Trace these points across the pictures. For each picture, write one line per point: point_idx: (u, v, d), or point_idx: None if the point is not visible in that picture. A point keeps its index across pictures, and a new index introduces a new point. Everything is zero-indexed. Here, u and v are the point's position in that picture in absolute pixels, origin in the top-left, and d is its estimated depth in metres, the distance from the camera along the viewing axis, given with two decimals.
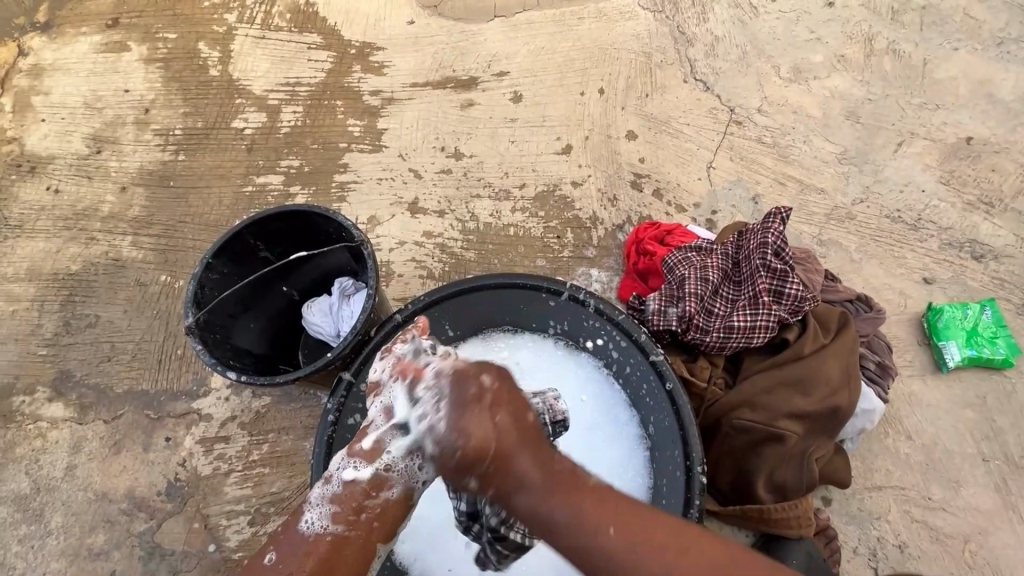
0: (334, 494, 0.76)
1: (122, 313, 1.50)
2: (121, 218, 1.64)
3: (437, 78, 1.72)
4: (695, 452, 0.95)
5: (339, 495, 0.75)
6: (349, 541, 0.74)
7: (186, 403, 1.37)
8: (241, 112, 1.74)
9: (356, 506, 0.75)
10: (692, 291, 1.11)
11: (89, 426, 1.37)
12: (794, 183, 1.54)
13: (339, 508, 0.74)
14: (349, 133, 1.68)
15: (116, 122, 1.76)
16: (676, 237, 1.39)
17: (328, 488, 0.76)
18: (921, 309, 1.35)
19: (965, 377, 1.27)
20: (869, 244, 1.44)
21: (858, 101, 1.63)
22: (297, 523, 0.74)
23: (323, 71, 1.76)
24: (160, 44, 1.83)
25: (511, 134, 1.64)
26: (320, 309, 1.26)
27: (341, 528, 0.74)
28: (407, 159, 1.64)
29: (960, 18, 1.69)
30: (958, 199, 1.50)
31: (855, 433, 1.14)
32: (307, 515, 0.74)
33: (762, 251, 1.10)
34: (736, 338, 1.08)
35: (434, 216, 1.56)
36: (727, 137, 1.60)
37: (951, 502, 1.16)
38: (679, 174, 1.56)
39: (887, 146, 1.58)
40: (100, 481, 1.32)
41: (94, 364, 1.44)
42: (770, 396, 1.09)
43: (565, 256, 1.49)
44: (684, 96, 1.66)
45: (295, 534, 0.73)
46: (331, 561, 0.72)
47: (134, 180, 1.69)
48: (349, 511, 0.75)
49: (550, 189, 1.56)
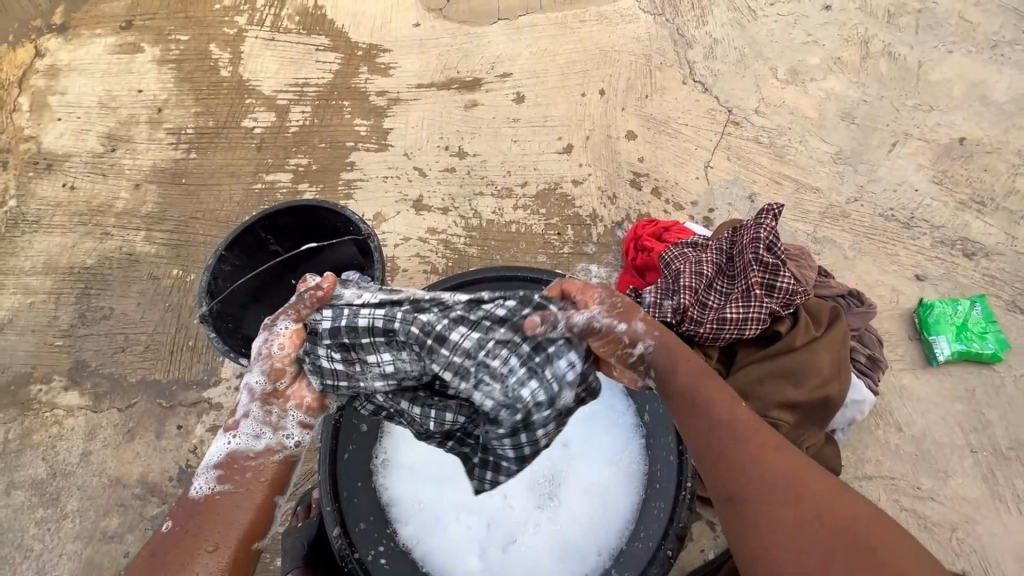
0: (217, 464, 0.78)
1: (135, 305, 1.55)
2: (135, 213, 1.69)
3: (442, 79, 1.76)
4: None
5: (223, 462, 0.78)
6: (239, 495, 0.76)
7: (197, 392, 1.41)
8: (251, 112, 1.79)
9: (242, 468, 0.78)
10: (687, 285, 1.13)
11: (104, 414, 1.42)
12: (789, 182, 1.58)
13: (225, 470, 0.78)
14: (356, 133, 1.73)
15: (129, 121, 1.81)
16: (673, 234, 1.41)
17: (211, 462, 0.79)
18: (912, 305, 1.38)
19: (954, 372, 1.30)
20: (863, 242, 1.48)
21: (853, 102, 1.67)
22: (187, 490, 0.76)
23: (331, 72, 1.80)
24: (173, 45, 1.88)
25: (513, 133, 1.68)
26: None
27: (229, 487, 0.77)
28: (412, 158, 1.68)
29: (955, 21, 1.73)
30: (951, 198, 1.53)
31: (845, 424, 1.18)
32: (194, 483, 0.77)
33: (755, 246, 1.12)
34: (729, 330, 1.10)
35: (438, 213, 1.61)
36: (725, 137, 1.64)
37: (940, 492, 1.19)
38: (677, 173, 1.60)
39: (882, 146, 1.61)
40: (114, 467, 1.36)
41: (108, 354, 1.49)
42: (762, 387, 1.13)
43: (565, 252, 1.53)
44: (683, 97, 1.70)
45: (184, 501, 0.75)
46: (220, 515, 0.74)
47: (147, 177, 1.74)
48: (236, 472, 0.78)
49: (551, 187, 1.61)
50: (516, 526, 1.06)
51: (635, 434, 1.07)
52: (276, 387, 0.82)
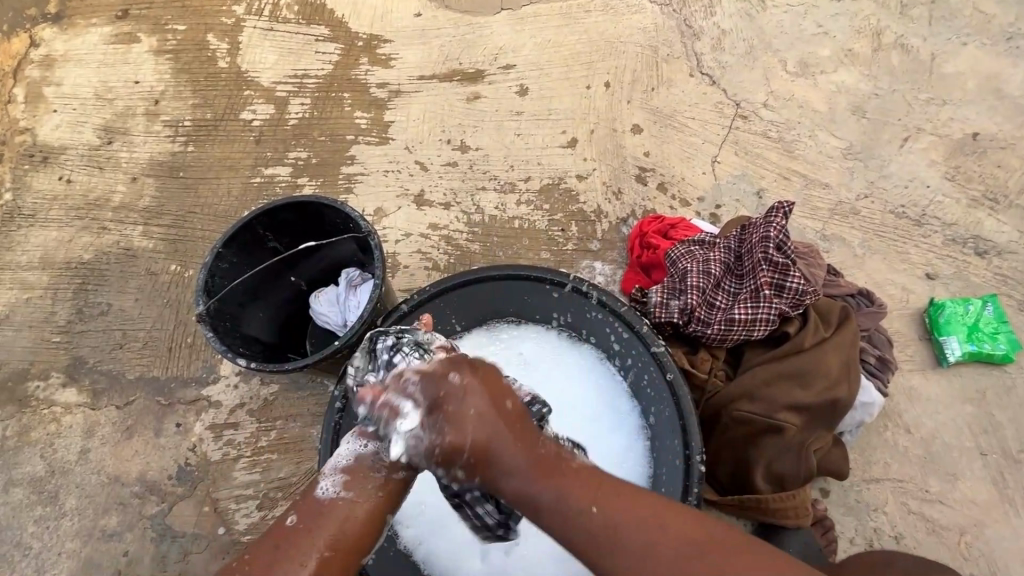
0: (344, 466, 0.79)
1: (133, 301, 1.53)
2: (132, 207, 1.66)
3: (444, 71, 1.73)
4: (694, 442, 0.97)
5: (349, 466, 0.78)
6: (359, 507, 0.75)
7: (196, 390, 1.40)
8: (250, 104, 1.76)
9: (366, 476, 0.78)
10: (694, 284, 1.11)
11: (102, 412, 1.40)
12: (798, 178, 1.55)
13: (350, 476, 0.77)
14: (356, 126, 1.70)
15: (126, 113, 1.78)
16: (679, 231, 1.40)
17: (338, 462, 0.79)
18: (923, 305, 1.36)
19: (965, 372, 1.28)
20: (872, 239, 1.45)
21: (865, 96, 1.63)
22: (313, 492, 0.77)
23: (330, 63, 1.77)
24: (170, 35, 1.85)
25: (516, 127, 1.65)
26: (327, 298, 1.29)
27: (353, 495, 0.76)
28: (413, 152, 1.65)
29: (970, 12, 1.68)
30: (963, 194, 1.50)
31: (854, 426, 1.15)
32: (322, 483, 0.77)
33: (764, 245, 1.10)
34: (737, 331, 1.08)
35: (440, 208, 1.58)
36: (733, 132, 1.61)
37: (949, 495, 1.17)
38: (683, 168, 1.57)
39: (893, 141, 1.58)
40: (113, 465, 1.35)
41: (106, 351, 1.47)
42: (770, 389, 1.10)
43: (569, 249, 1.50)
44: (690, 90, 1.66)
45: (310, 501, 0.75)
46: (340, 526, 0.73)
47: (144, 170, 1.71)
48: (360, 480, 0.77)
49: (555, 182, 1.58)
50: (521, 529, 1.04)
51: (642, 436, 1.05)
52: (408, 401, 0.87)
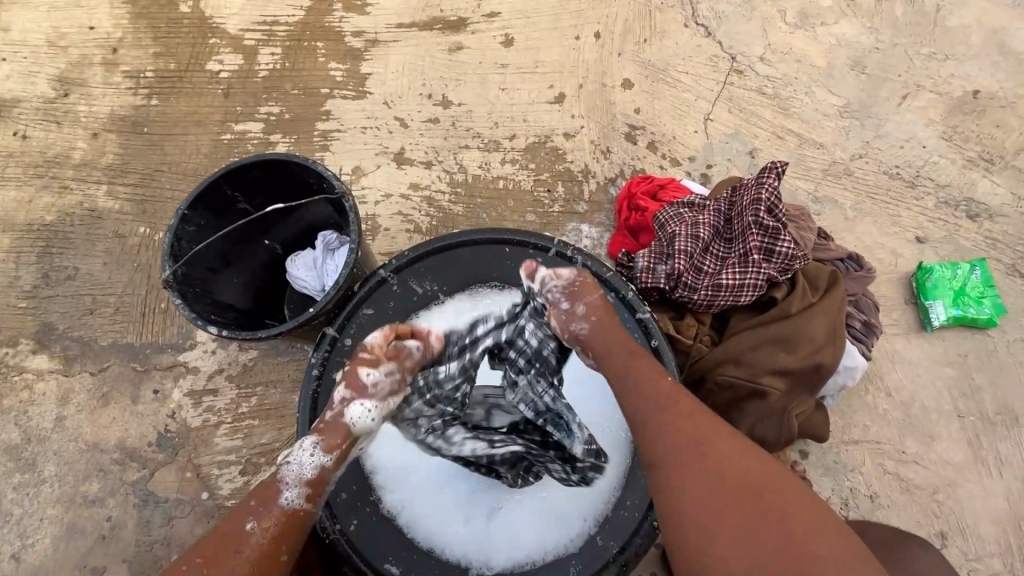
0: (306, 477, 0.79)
1: (101, 265, 1.47)
2: (95, 165, 1.57)
3: (424, 18, 1.62)
4: None
5: (311, 478, 0.80)
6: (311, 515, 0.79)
7: (172, 356, 1.36)
8: (216, 53, 1.64)
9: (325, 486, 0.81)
10: (682, 248, 1.07)
11: (76, 378, 1.37)
12: (793, 137, 1.49)
13: (313, 489, 0.80)
14: (331, 78, 1.60)
15: (82, 62, 1.66)
16: (669, 192, 1.36)
17: (299, 470, 0.80)
18: (911, 268, 1.34)
19: (948, 336, 1.28)
20: (864, 201, 1.42)
21: (865, 50, 1.56)
22: (275, 500, 0.77)
23: (302, 9, 1.65)
24: None
25: (501, 80, 1.56)
26: (304, 263, 1.25)
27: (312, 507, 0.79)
28: (392, 107, 1.57)
29: None
30: (959, 155, 1.46)
31: (836, 390, 1.16)
32: (285, 494, 0.78)
33: (755, 208, 1.06)
34: (725, 296, 1.05)
35: (421, 167, 1.51)
36: (727, 87, 1.54)
37: (924, 455, 1.19)
38: (675, 126, 1.51)
39: (891, 99, 1.52)
40: (90, 432, 1.32)
41: (76, 317, 1.42)
42: (755, 353, 1.10)
43: (556, 211, 1.45)
44: (684, 42, 1.57)
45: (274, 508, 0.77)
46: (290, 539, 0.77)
47: (106, 126, 1.61)
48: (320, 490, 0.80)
49: (541, 141, 1.51)
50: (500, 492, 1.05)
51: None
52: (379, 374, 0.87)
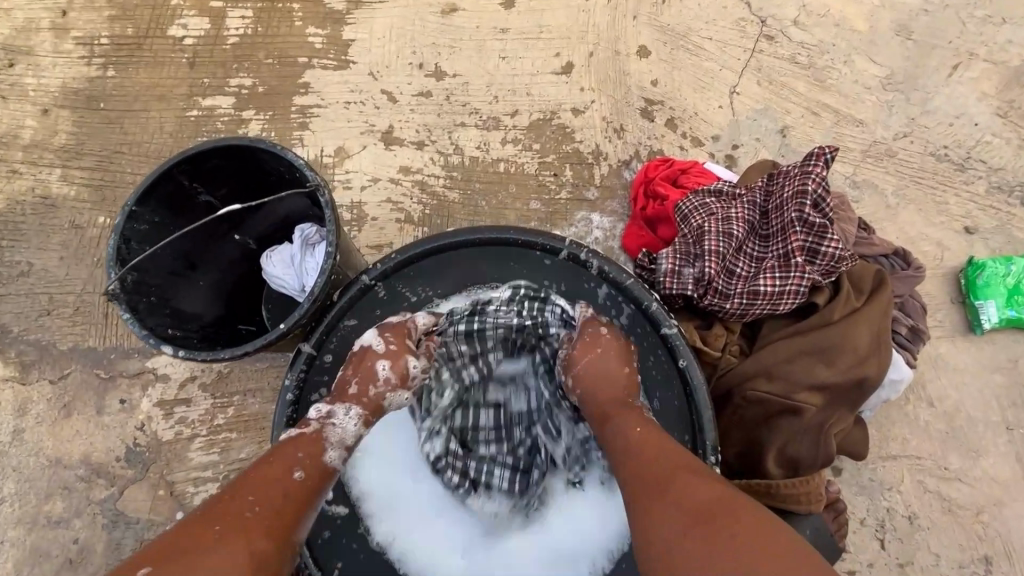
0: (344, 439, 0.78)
1: (58, 260, 1.32)
2: (46, 146, 1.40)
3: None
4: (709, 440, 0.81)
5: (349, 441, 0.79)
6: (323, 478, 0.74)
7: (139, 361, 1.23)
8: (179, 17, 1.46)
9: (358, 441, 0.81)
10: (713, 249, 0.93)
11: (34, 387, 1.24)
12: (829, 113, 1.33)
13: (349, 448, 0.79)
14: (309, 45, 1.42)
15: (27, 27, 1.47)
16: (691, 178, 1.21)
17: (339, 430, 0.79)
18: (958, 263, 1.21)
19: (998, 340, 1.15)
20: (907, 187, 1.27)
21: (913, 12, 1.38)
22: (322, 457, 0.75)
23: None
24: None
25: (501, 48, 1.38)
26: (281, 259, 1.11)
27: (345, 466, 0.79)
28: (378, 79, 1.39)
29: None
30: (1014, 133, 1.30)
31: (877, 404, 1.03)
32: (330, 454, 0.76)
33: (798, 202, 0.91)
34: (761, 305, 0.91)
35: (412, 148, 1.35)
36: (756, 56, 1.36)
37: (968, 473, 1.09)
38: (698, 101, 1.34)
39: (940, 69, 1.35)
40: (52, 446, 1.21)
41: (32, 318, 1.28)
42: (791, 366, 0.97)
43: (563, 197, 1.30)
44: (708, 3, 1.39)
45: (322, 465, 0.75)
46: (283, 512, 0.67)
47: (57, 101, 1.43)
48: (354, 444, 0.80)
49: (547, 117, 1.34)
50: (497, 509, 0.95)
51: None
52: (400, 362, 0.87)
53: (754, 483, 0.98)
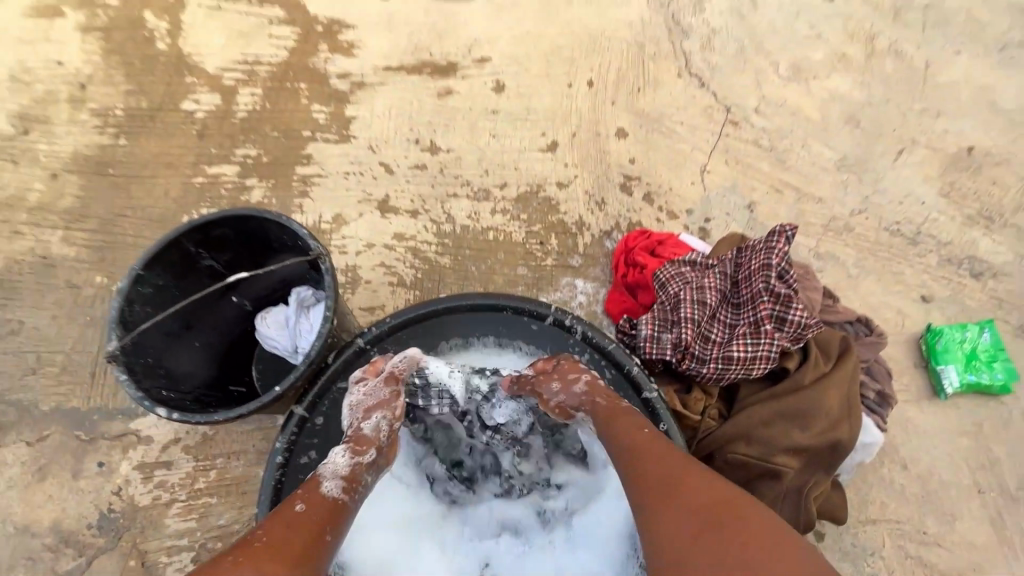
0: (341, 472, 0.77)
1: (50, 319, 1.33)
2: (52, 208, 1.45)
3: (412, 61, 1.57)
4: None
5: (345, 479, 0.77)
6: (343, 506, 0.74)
7: (122, 423, 1.22)
8: (192, 93, 1.57)
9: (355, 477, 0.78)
10: (688, 315, 0.99)
11: (9, 449, 1.21)
12: (791, 191, 1.46)
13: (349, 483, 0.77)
14: (314, 121, 1.53)
15: (46, 99, 1.57)
16: (668, 248, 1.30)
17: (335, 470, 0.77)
18: (918, 330, 1.29)
19: (962, 404, 1.21)
20: (867, 259, 1.37)
21: (859, 105, 1.55)
22: (317, 487, 0.74)
23: (285, 49, 1.58)
24: (100, 10, 1.64)
25: (492, 127, 1.51)
26: (276, 321, 1.15)
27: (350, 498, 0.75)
28: (377, 153, 1.49)
29: (963, 20, 1.64)
30: (958, 212, 1.43)
31: (852, 467, 1.08)
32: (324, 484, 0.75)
33: (765, 274, 0.99)
34: (736, 370, 0.97)
35: (406, 216, 1.43)
36: (722, 139, 1.51)
37: (947, 537, 1.11)
38: (672, 178, 1.46)
39: (887, 154, 1.50)
40: (21, 513, 1.16)
41: (17, 377, 1.28)
42: (768, 430, 1.01)
43: (549, 264, 1.37)
44: (679, 92, 1.55)
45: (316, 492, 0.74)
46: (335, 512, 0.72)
47: (67, 166, 1.50)
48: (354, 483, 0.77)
49: (533, 190, 1.44)
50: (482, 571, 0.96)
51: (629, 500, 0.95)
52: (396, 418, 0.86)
53: None
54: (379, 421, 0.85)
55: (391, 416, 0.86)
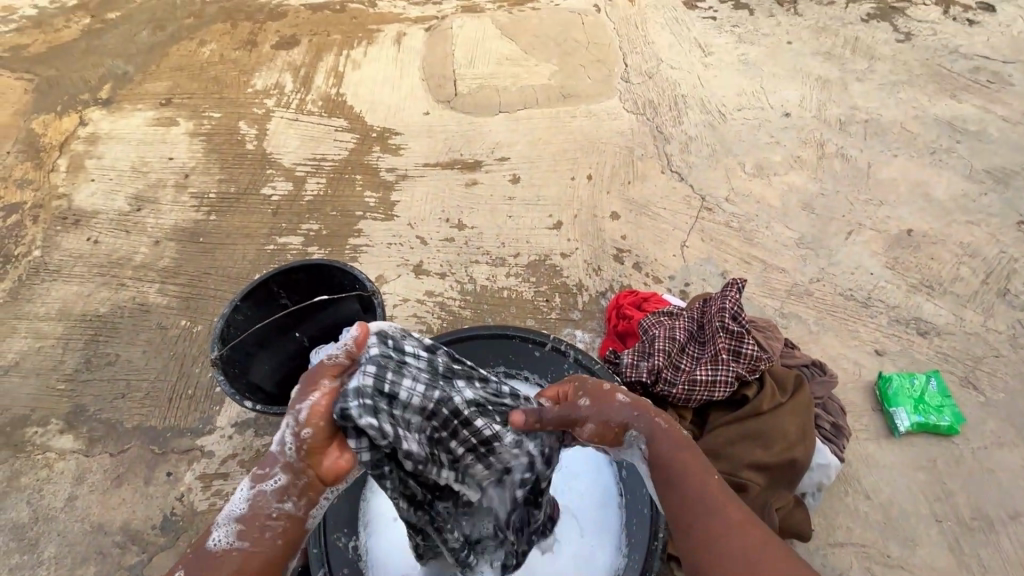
0: (240, 514, 0.78)
1: (141, 353, 1.62)
2: (151, 267, 1.80)
3: (447, 159, 1.97)
4: None
5: (245, 516, 0.77)
6: (254, 557, 0.76)
7: (190, 439, 1.45)
8: (271, 181, 1.97)
9: (261, 524, 0.78)
10: (661, 347, 1.26)
11: (95, 458, 1.44)
12: (758, 262, 1.73)
13: (245, 526, 0.77)
14: (365, 203, 1.90)
15: (157, 184, 2.00)
16: (651, 304, 1.55)
17: (233, 508, 0.78)
18: (873, 378, 1.49)
19: (916, 442, 1.38)
20: (825, 318, 1.61)
21: (813, 195, 1.88)
22: (203, 542, 0.76)
23: (347, 149, 2.02)
24: (206, 121, 2.13)
25: (509, 209, 1.86)
26: (326, 355, 1.40)
27: (247, 545, 0.77)
28: (415, 228, 1.84)
29: (897, 131, 2.00)
30: (903, 281, 1.68)
31: (814, 488, 1.23)
32: (216, 533, 0.77)
33: (721, 315, 1.27)
34: (700, 390, 1.21)
35: (436, 278, 1.74)
36: (699, 221, 1.82)
37: (909, 561, 1.23)
38: (656, 251, 1.76)
39: (839, 234, 1.79)
40: (97, 513, 1.36)
41: (108, 400, 1.54)
42: (733, 448, 1.20)
43: (553, 317, 1.64)
44: (662, 184, 1.90)
45: (201, 551, 0.75)
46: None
47: (168, 235, 1.88)
48: (255, 530, 0.77)
49: (541, 259, 1.75)
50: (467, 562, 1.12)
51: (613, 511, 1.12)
52: (302, 436, 0.79)
53: None
54: (284, 433, 0.79)
55: (296, 423, 0.80)
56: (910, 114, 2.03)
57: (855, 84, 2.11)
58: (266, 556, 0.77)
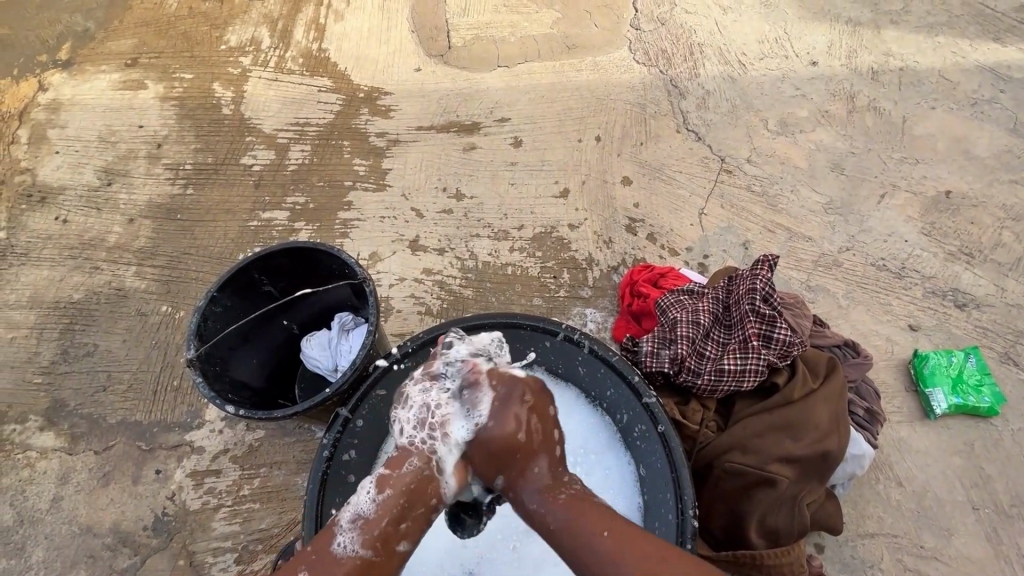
0: (364, 519, 0.82)
1: (121, 343, 1.51)
2: (127, 248, 1.67)
3: (442, 122, 1.80)
4: (687, 495, 0.95)
5: (370, 520, 0.82)
6: (376, 564, 0.81)
7: (178, 435, 1.36)
8: (251, 149, 1.81)
9: (383, 533, 0.82)
10: (684, 333, 1.18)
11: (79, 457, 1.36)
12: (782, 231, 1.60)
13: (369, 532, 0.81)
14: (355, 172, 1.74)
15: (127, 156, 1.83)
16: (669, 280, 1.43)
17: (356, 513, 0.83)
18: (907, 356, 1.40)
19: (951, 425, 1.31)
20: (856, 291, 1.49)
21: (842, 154, 1.71)
22: (330, 546, 0.81)
23: (332, 113, 1.84)
24: (177, 83, 1.94)
25: (510, 177, 1.71)
26: (319, 343, 1.29)
27: (369, 553, 0.80)
28: (410, 199, 1.69)
29: (936, 80, 1.81)
30: (940, 249, 1.55)
31: (846, 479, 1.16)
32: (340, 538, 0.81)
33: (751, 297, 1.17)
34: (728, 380, 1.13)
35: (434, 254, 1.61)
36: (718, 185, 1.67)
37: (944, 551, 1.19)
38: (672, 219, 1.62)
39: (871, 198, 1.64)
40: (86, 514, 1.30)
41: (89, 394, 1.44)
42: (762, 440, 1.11)
43: (561, 295, 1.53)
44: (677, 146, 1.73)
45: (328, 557, 0.80)
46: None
47: (142, 212, 1.73)
48: (377, 537, 0.81)
49: (547, 231, 1.61)
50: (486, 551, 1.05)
51: (636, 513, 1.03)
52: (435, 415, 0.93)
53: (741, 555, 1.07)
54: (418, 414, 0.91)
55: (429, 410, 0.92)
56: (949, 61, 1.84)
57: (889, 28, 1.90)
58: (381, 566, 0.81)
